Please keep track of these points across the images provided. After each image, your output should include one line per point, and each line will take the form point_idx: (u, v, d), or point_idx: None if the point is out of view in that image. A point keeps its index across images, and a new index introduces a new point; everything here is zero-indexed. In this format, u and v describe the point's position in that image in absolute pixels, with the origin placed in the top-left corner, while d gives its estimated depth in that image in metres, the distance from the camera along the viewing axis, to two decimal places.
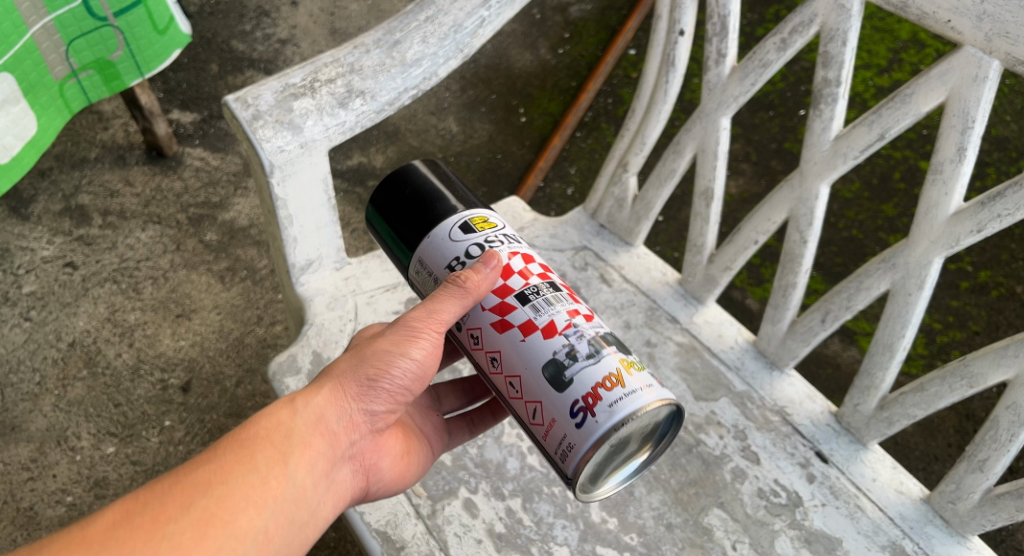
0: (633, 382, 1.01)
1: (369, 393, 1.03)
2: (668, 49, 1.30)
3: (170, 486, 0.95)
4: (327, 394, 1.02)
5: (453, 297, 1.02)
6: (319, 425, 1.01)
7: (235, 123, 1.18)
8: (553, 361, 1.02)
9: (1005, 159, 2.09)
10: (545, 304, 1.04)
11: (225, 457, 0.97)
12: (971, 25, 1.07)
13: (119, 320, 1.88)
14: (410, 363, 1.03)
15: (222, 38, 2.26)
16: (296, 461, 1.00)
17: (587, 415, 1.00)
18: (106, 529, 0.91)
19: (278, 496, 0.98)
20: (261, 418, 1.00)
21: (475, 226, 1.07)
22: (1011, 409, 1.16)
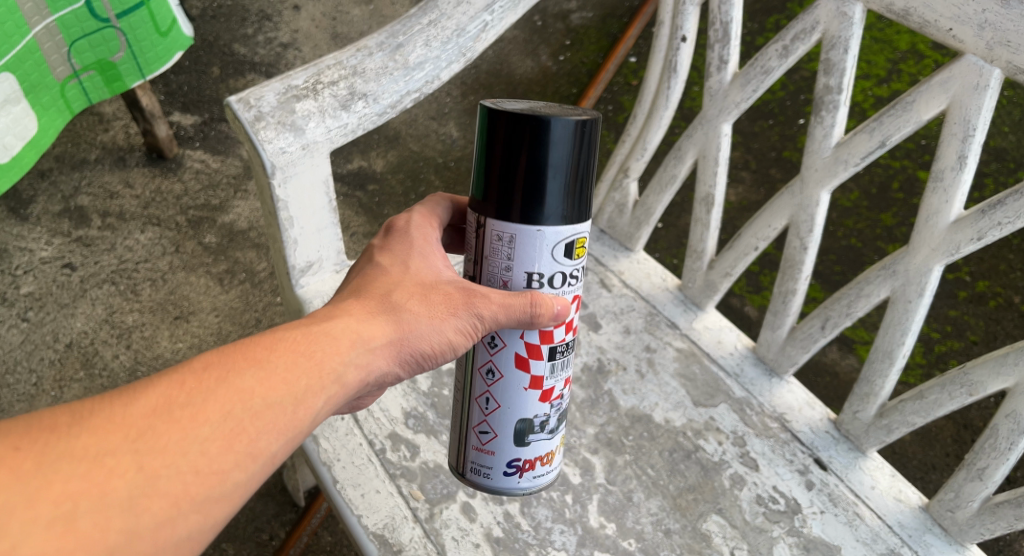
0: (557, 463, 1.12)
1: (409, 350, 1.02)
2: (669, 55, 1.31)
3: (217, 388, 0.92)
4: (378, 334, 1.00)
5: (519, 316, 1.02)
6: (362, 370, 1.00)
7: (237, 124, 1.18)
8: (522, 418, 1.08)
9: (1003, 170, 2.10)
10: (559, 367, 1.08)
11: (275, 371, 0.95)
12: (972, 34, 1.08)
13: (117, 321, 1.87)
14: (450, 343, 1.03)
15: (224, 41, 2.26)
16: (330, 395, 0.97)
17: (516, 472, 1.09)
18: (147, 415, 0.89)
19: (303, 429, 0.96)
20: (321, 341, 0.98)
21: (574, 251, 1.04)
22: (1010, 417, 1.16)
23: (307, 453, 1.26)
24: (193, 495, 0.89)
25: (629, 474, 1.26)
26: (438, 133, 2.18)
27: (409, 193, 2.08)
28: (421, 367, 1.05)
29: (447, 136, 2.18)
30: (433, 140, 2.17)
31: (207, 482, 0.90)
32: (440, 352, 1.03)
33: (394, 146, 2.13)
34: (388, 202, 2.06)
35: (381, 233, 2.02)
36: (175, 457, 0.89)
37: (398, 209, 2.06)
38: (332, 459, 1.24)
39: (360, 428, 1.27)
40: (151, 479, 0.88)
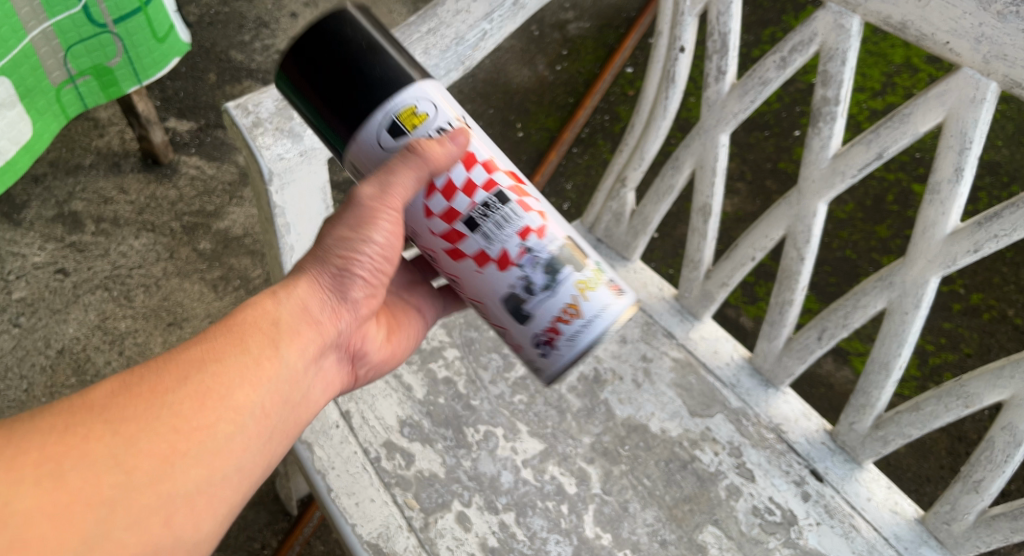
0: (590, 309, 1.01)
1: (353, 280, 1.02)
2: (668, 65, 1.30)
3: (166, 362, 0.93)
4: (308, 285, 1.01)
5: (411, 169, 0.97)
6: (305, 313, 1.00)
7: (235, 130, 1.19)
8: (513, 291, 1.02)
9: (996, 183, 2.10)
10: (495, 228, 1.00)
11: (216, 338, 0.95)
12: (969, 47, 1.07)
13: (109, 328, 1.86)
14: (393, 253, 1.03)
15: (221, 48, 2.27)
16: (288, 343, 0.99)
17: (551, 346, 1.03)
18: (106, 398, 0.89)
19: (273, 377, 0.97)
20: (245, 305, 0.98)
21: (404, 124, 0.98)
22: (1006, 430, 1.15)
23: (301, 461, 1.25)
24: (182, 453, 0.90)
25: (625, 485, 1.26)
26: None
27: None
28: (375, 285, 1.04)
29: None
30: None
31: (193, 438, 0.91)
32: (387, 263, 1.03)
33: None
34: None
35: None
36: (149, 426, 0.89)
37: None
38: (326, 467, 1.23)
39: (355, 437, 1.26)
40: (131, 445, 0.88)
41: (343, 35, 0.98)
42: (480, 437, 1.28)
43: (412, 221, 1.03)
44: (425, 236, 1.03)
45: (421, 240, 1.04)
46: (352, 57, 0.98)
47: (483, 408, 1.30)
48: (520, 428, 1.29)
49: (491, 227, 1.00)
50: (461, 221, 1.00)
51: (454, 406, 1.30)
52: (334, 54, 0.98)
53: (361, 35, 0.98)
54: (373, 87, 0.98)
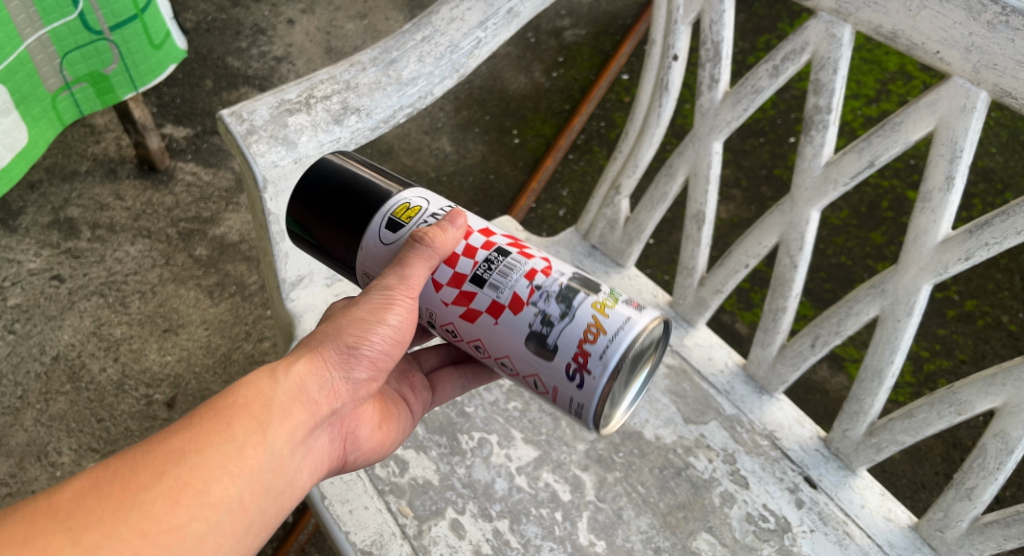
0: (613, 321, 0.99)
1: (354, 360, 1.00)
2: (662, 73, 1.31)
3: (142, 453, 0.90)
4: (308, 363, 0.98)
5: (422, 256, 1.00)
6: (304, 395, 0.97)
7: (229, 137, 1.18)
8: (535, 329, 1.00)
9: (990, 190, 2.11)
10: (501, 277, 1.02)
11: (202, 426, 0.92)
12: (959, 57, 1.08)
13: (104, 334, 1.86)
14: (389, 335, 1.00)
15: (217, 55, 2.28)
16: (275, 429, 0.95)
17: (584, 374, 0.99)
18: (74, 497, 0.87)
19: (255, 467, 0.94)
20: (241, 386, 0.95)
21: (401, 219, 1.03)
22: (999, 437, 1.16)
23: None
24: None
25: (619, 491, 1.26)
26: (431, 146, 2.17)
27: None
28: (374, 370, 1.02)
29: (439, 151, 2.16)
30: (426, 154, 2.15)
31: (160, 543, 0.88)
32: (384, 350, 1.01)
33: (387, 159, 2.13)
34: None
35: None
36: (116, 528, 0.86)
37: None
38: None
39: None
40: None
41: (336, 177, 1.06)
42: (474, 445, 1.28)
43: (425, 299, 1.04)
44: (442, 317, 1.04)
45: (445, 322, 1.05)
46: (342, 196, 1.05)
47: (477, 415, 1.30)
48: (514, 435, 1.29)
49: (499, 276, 1.02)
50: (478, 282, 1.02)
51: (449, 413, 1.30)
52: (323, 199, 1.06)
53: (347, 174, 1.06)
54: (359, 209, 1.04)
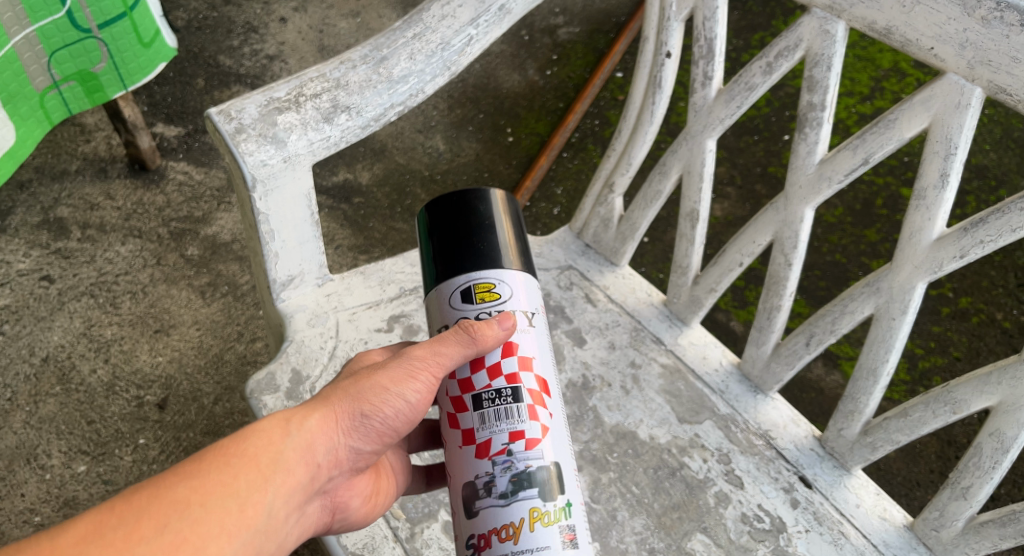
0: (529, 541, 0.97)
1: (362, 427, 0.97)
2: (655, 70, 1.30)
3: (147, 501, 0.86)
4: (319, 420, 0.95)
5: (460, 344, 0.98)
6: (309, 454, 0.95)
7: (217, 136, 1.18)
8: (479, 484, 0.98)
9: (984, 187, 2.10)
10: (494, 417, 0.99)
11: (210, 476, 0.89)
12: (953, 53, 1.07)
13: (95, 335, 1.85)
14: (405, 406, 0.98)
15: (209, 53, 2.27)
16: (277, 488, 0.92)
17: (477, 554, 0.99)
18: (75, 544, 0.83)
19: (252, 527, 0.90)
20: (252, 436, 0.92)
21: (476, 294, 1.01)
22: (994, 436, 1.15)
23: None
24: None
25: (613, 492, 1.25)
26: (424, 145, 2.16)
27: (394, 207, 2.05)
28: (378, 440, 0.99)
29: (433, 149, 2.15)
30: (420, 153, 2.14)
31: None
32: (396, 418, 0.98)
33: (380, 159, 2.12)
34: (373, 215, 2.04)
35: (367, 245, 2.00)
36: None
37: (384, 222, 2.03)
38: None
39: None
40: None
41: (474, 220, 1.04)
42: None
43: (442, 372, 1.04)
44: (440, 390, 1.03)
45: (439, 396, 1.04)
46: (462, 230, 1.04)
47: None
48: None
49: (491, 414, 0.99)
50: (481, 401, 1.00)
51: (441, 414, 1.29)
52: (453, 225, 1.04)
53: (486, 215, 1.05)
54: (464, 252, 1.03)
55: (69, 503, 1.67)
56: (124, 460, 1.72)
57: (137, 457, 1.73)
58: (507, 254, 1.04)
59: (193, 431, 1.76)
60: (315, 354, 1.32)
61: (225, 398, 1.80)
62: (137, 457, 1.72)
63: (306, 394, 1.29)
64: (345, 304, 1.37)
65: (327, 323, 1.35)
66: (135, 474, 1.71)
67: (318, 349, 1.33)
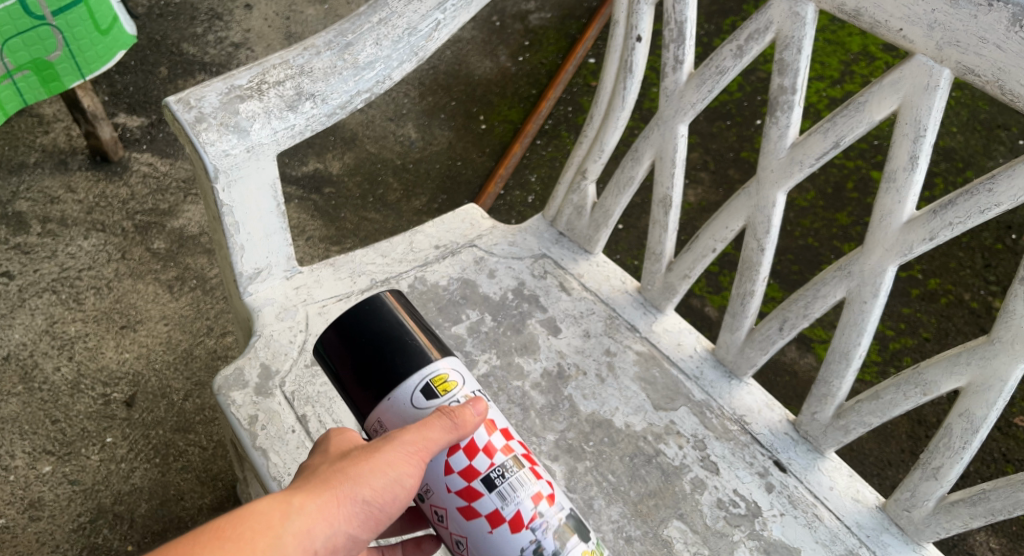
0: None
1: (360, 512, 0.87)
2: (625, 55, 1.29)
3: None
4: (319, 504, 0.85)
5: (444, 428, 0.92)
6: (307, 541, 0.84)
7: (177, 125, 1.16)
8: (529, 552, 0.96)
9: (952, 169, 2.11)
10: (511, 489, 0.96)
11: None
12: (922, 34, 1.06)
13: (58, 332, 1.81)
14: (399, 491, 0.89)
15: (172, 40, 2.24)
16: None
17: None
18: None
19: None
20: (251, 514, 0.82)
21: (436, 388, 0.96)
22: (963, 417, 1.15)
23: (256, 468, 1.21)
24: None
25: (590, 481, 1.24)
26: (396, 134, 2.13)
27: (366, 196, 2.02)
28: (374, 527, 0.89)
29: (405, 138, 2.12)
30: (391, 142, 2.12)
31: None
32: (391, 504, 0.89)
33: (351, 148, 2.10)
34: (345, 205, 2.00)
35: (339, 236, 1.95)
36: None
37: (357, 212, 1.99)
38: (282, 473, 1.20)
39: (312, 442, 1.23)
40: None
41: (383, 325, 0.98)
42: None
43: (429, 477, 0.98)
44: (436, 499, 0.98)
45: (438, 503, 0.98)
46: (379, 343, 0.98)
47: None
48: None
49: (506, 488, 0.96)
50: (489, 485, 0.96)
51: None
52: (369, 341, 0.98)
53: (387, 321, 0.99)
54: (393, 359, 0.97)
55: (34, 505, 1.63)
56: (91, 459, 1.69)
57: (103, 456, 1.69)
58: (427, 343, 0.98)
59: (163, 428, 1.72)
60: (284, 349, 1.29)
61: (195, 394, 1.76)
62: (104, 457, 1.69)
63: (276, 390, 1.26)
64: (314, 296, 1.35)
65: (296, 316, 1.32)
66: (102, 474, 1.67)
67: (288, 344, 1.30)
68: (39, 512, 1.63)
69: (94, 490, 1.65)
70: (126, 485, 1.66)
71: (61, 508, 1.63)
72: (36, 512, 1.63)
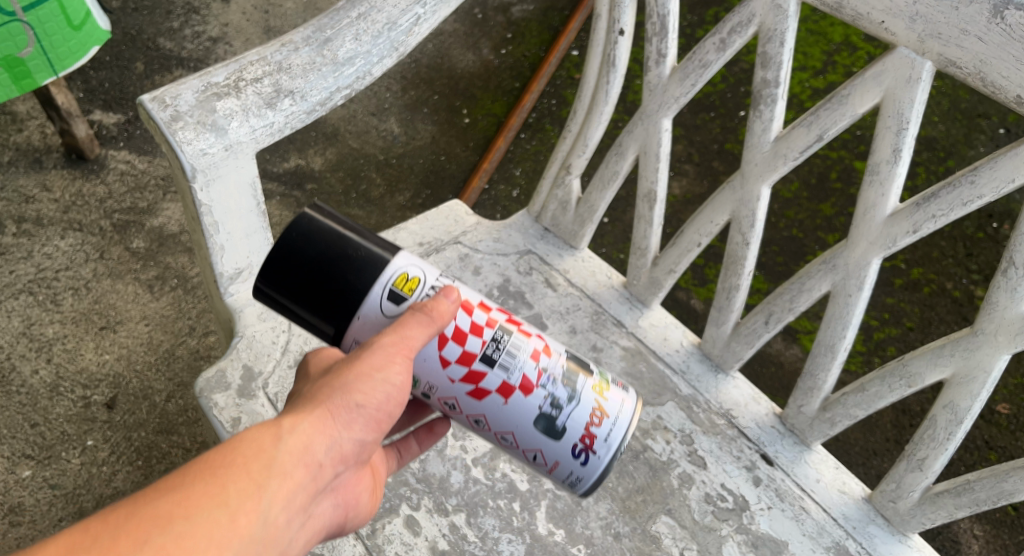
0: (613, 402, 1.02)
1: (356, 416, 0.91)
2: (608, 49, 1.28)
3: (128, 517, 0.79)
4: (313, 420, 0.89)
5: (421, 324, 0.93)
6: (306, 456, 0.87)
7: (152, 124, 1.13)
8: (548, 415, 1.00)
9: (933, 158, 2.11)
10: (511, 357, 0.99)
11: (195, 488, 0.82)
12: (904, 26, 1.06)
13: (36, 334, 1.79)
14: (392, 389, 0.92)
15: (148, 35, 2.22)
16: (273, 494, 0.85)
17: (589, 455, 1.01)
18: None
19: (247, 537, 0.83)
20: (241, 443, 0.85)
21: (402, 290, 0.96)
22: (948, 408, 1.15)
23: None
24: None
25: None
26: (378, 129, 2.11)
27: (349, 192, 2.00)
28: (377, 428, 0.92)
29: (387, 133, 2.11)
30: (374, 136, 2.10)
31: None
32: (387, 405, 0.92)
33: (333, 144, 2.08)
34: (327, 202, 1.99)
35: None
36: None
37: (339, 209, 1.98)
38: None
39: None
40: None
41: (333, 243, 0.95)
42: None
43: (427, 374, 0.99)
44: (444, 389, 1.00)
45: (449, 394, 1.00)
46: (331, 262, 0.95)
47: None
48: None
49: (506, 356, 0.99)
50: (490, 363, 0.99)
51: None
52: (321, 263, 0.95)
53: (326, 237, 0.95)
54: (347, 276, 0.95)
55: (14, 510, 1.62)
56: (71, 463, 1.67)
57: (85, 459, 1.67)
58: (373, 247, 0.96)
59: (145, 430, 1.71)
60: (267, 350, 1.29)
61: (178, 395, 1.75)
62: (85, 460, 1.67)
63: (259, 391, 1.25)
64: None
65: (278, 317, 1.31)
66: (84, 477, 1.65)
67: (270, 344, 1.29)
68: (20, 517, 1.61)
69: (75, 494, 1.64)
70: (108, 488, 1.65)
71: (42, 513, 1.62)
72: (17, 517, 1.61)
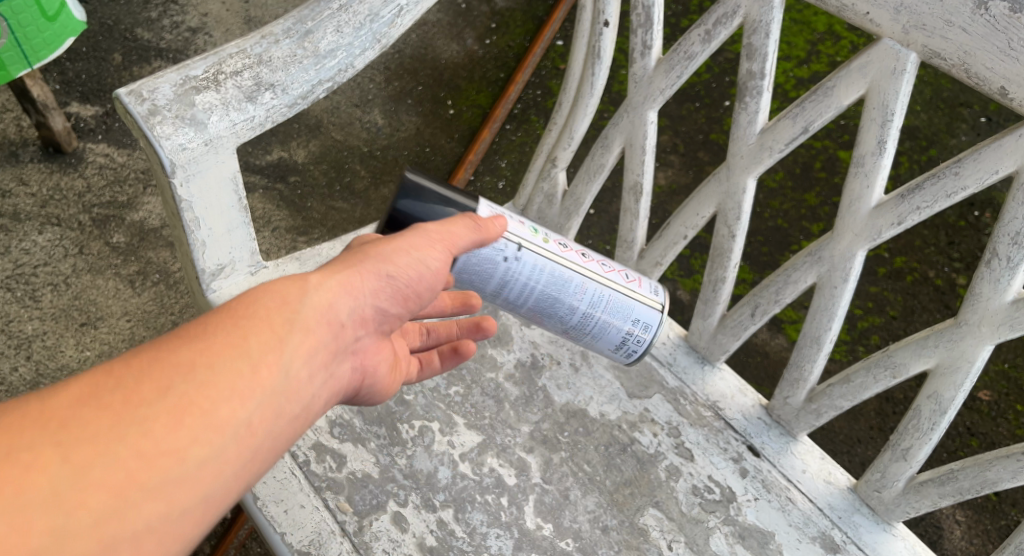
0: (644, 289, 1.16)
1: (385, 285, 0.93)
2: (593, 41, 1.27)
3: (152, 360, 0.78)
4: (337, 280, 0.90)
5: (468, 227, 1.01)
6: (328, 314, 0.88)
7: (129, 118, 1.12)
8: (607, 325, 1.15)
9: (915, 147, 2.12)
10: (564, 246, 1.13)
11: (216, 338, 0.81)
12: (889, 18, 1.05)
13: (15, 331, 1.77)
14: (422, 267, 0.95)
15: (125, 25, 2.19)
16: (295, 348, 0.85)
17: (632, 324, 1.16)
18: (70, 405, 0.75)
19: (268, 389, 0.82)
20: (261, 297, 0.84)
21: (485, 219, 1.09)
22: (932, 398, 1.15)
23: None
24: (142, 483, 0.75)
25: (565, 472, 1.23)
26: (362, 120, 2.10)
27: (333, 184, 1.99)
28: (403, 302, 0.95)
29: (371, 124, 2.09)
30: (357, 128, 2.08)
31: (158, 466, 0.76)
32: (417, 280, 0.95)
33: (316, 135, 2.06)
34: (311, 195, 1.97)
35: (305, 227, 1.93)
36: (112, 443, 0.74)
37: (323, 202, 1.97)
38: None
39: None
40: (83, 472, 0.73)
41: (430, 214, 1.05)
42: (415, 433, 1.23)
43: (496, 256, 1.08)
44: (515, 305, 1.14)
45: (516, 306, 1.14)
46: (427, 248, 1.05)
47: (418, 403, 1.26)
48: (457, 421, 1.25)
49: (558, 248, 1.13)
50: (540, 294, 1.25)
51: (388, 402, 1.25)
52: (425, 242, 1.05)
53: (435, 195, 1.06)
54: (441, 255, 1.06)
55: None
56: None
57: None
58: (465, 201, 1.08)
59: None
60: None
61: None
62: None
63: None
64: None
65: None
66: None
67: None
68: None
69: None
70: None
71: None
72: None
